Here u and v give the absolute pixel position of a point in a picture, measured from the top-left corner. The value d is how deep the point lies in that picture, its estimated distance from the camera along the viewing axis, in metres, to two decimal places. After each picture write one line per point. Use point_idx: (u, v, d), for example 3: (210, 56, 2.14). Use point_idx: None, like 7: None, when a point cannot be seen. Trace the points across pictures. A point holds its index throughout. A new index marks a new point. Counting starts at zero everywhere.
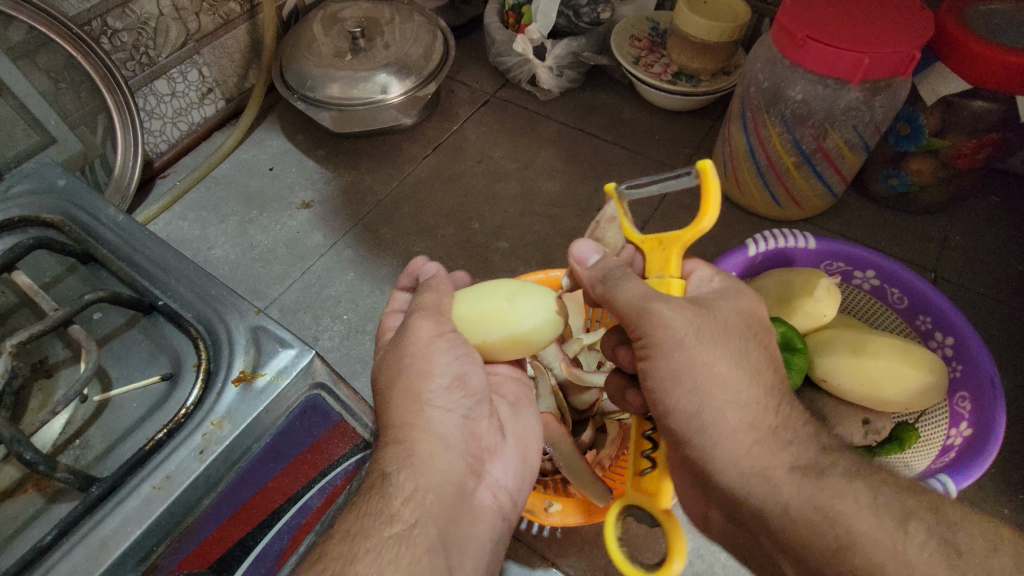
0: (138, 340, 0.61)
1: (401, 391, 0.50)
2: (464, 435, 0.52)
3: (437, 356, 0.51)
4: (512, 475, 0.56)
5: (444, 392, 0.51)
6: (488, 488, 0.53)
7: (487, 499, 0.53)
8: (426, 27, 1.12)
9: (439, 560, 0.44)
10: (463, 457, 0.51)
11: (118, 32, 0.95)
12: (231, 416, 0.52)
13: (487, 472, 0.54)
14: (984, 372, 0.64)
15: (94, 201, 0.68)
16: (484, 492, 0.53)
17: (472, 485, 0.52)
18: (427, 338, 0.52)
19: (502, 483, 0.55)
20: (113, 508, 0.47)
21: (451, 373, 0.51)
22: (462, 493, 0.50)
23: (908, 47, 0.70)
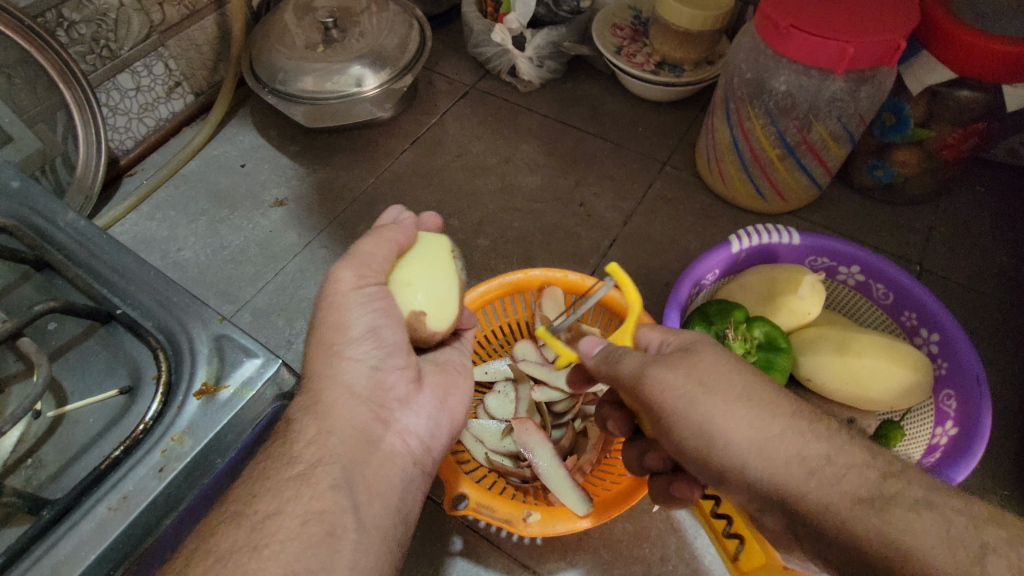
0: (96, 351, 0.58)
1: (325, 351, 0.52)
2: (372, 385, 0.51)
3: (350, 292, 0.52)
4: (427, 423, 0.55)
5: (356, 341, 0.51)
6: (400, 436, 0.52)
7: (394, 444, 0.51)
8: (402, 17, 1.09)
9: (344, 497, 0.46)
10: (367, 404, 0.51)
11: (75, 24, 0.90)
12: (193, 431, 0.49)
13: (396, 418, 0.52)
14: (970, 369, 0.63)
15: (47, 205, 0.64)
16: (394, 440, 0.52)
17: (381, 431, 0.51)
18: (345, 290, 0.52)
19: (416, 431, 0.54)
20: (66, 531, 0.44)
21: (365, 324, 0.52)
22: (359, 437, 0.49)
23: (894, 36, 0.68)
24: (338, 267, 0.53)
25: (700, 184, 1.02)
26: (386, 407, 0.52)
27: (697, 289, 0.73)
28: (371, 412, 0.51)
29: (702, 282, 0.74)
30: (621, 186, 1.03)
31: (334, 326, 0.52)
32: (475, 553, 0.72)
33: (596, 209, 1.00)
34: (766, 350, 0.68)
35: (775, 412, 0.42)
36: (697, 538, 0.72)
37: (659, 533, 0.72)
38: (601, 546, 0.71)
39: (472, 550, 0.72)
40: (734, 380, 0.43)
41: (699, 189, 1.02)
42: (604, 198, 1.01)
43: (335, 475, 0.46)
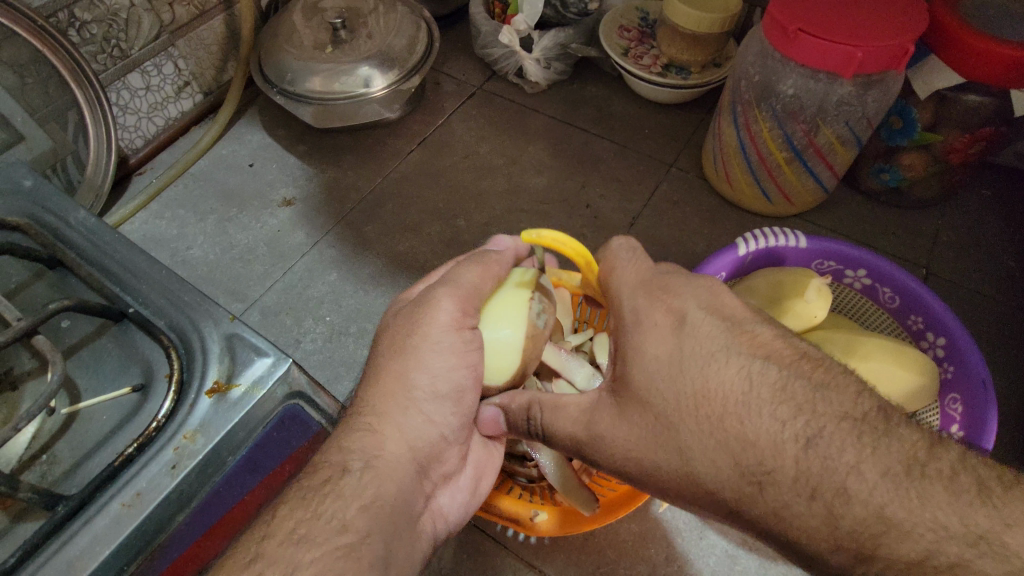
0: (109, 349, 0.58)
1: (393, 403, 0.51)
2: (432, 450, 0.52)
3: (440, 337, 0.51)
4: (458, 508, 0.57)
5: (434, 404, 0.51)
6: (433, 515, 0.53)
7: (428, 524, 0.52)
8: (410, 18, 1.09)
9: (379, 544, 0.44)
10: (420, 476, 0.51)
11: (86, 24, 0.91)
12: (205, 429, 0.49)
13: (435, 496, 0.54)
14: (975, 374, 0.63)
15: (61, 204, 0.65)
16: (428, 518, 0.53)
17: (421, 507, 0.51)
18: (444, 327, 0.51)
19: (445, 512, 0.55)
20: (81, 527, 0.45)
21: (449, 381, 0.52)
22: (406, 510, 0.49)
23: (902, 40, 0.68)
24: (439, 297, 0.52)
25: (706, 186, 1.03)
26: (433, 482, 0.53)
27: None
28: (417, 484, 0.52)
29: None
30: (628, 188, 1.03)
31: (406, 375, 0.51)
32: (481, 552, 0.72)
33: (602, 211, 1.01)
34: None
35: (716, 447, 0.41)
36: (701, 539, 0.72)
37: (664, 533, 0.73)
38: (606, 546, 0.72)
39: (478, 549, 0.72)
40: (669, 429, 0.42)
41: (706, 191, 1.02)
42: (611, 200, 1.02)
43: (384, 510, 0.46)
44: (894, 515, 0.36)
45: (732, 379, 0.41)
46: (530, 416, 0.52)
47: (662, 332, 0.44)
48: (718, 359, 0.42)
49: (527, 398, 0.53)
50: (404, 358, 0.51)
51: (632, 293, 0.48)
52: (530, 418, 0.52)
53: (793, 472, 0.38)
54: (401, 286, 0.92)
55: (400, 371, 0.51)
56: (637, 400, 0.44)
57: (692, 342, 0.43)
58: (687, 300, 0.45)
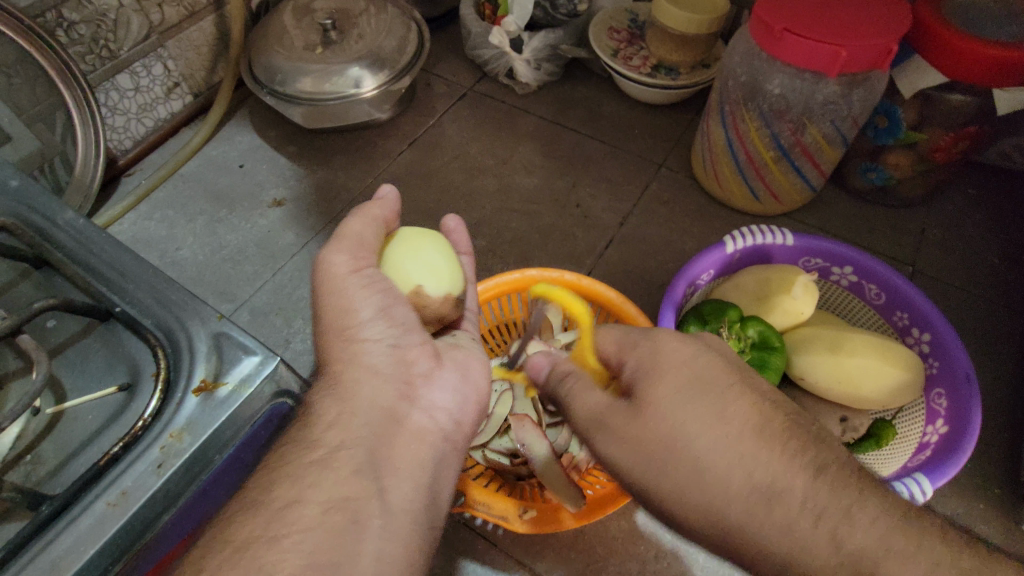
0: (94, 348, 0.58)
1: (338, 336, 0.52)
2: (393, 360, 0.51)
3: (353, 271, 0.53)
4: (455, 397, 0.53)
5: (370, 322, 0.51)
6: (425, 412, 0.51)
7: (418, 420, 0.50)
8: (400, 19, 1.09)
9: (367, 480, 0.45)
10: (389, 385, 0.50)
11: (74, 24, 0.91)
12: (191, 427, 0.48)
13: (421, 396, 0.51)
14: (960, 369, 0.64)
15: (49, 204, 0.63)
16: (420, 416, 0.50)
17: (406, 409, 0.50)
18: (344, 274, 0.52)
19: (441, 406, 0.52)
20: (64, 528, 0.44)
21: (375, 305, 0.52)
22: (385, 414, 0.49)
23: (884, 40, 0.69)
24: (333, 249, 0.53)
25: (695, 185, 1.03)
26: (410, 384, 0.51)
27: (691, 289, 0.74)
28: (395, 390, 0.50)
29: (696, 283, 0.74)
30: (618, 188, 1.03)
31: (340, 314, 0.52)
32: (470, 551, 0.72)
33: (592, 210, 1.01)
34: (760, 350, 0.69)
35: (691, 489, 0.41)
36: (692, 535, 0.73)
37: (654, 531, 0.73)
38: (596, 544, 0.72)
39: (467, 548, 0.72)
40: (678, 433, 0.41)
41: (695, 191, 1.02)
42: (601, 200, 1.02)
43: (359, 458, 0.45)
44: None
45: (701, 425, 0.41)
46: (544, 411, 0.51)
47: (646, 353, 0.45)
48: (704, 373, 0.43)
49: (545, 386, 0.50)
50: (332, 301, 0.52)
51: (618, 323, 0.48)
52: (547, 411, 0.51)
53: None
54: None
55: (339, 308, 0.52)
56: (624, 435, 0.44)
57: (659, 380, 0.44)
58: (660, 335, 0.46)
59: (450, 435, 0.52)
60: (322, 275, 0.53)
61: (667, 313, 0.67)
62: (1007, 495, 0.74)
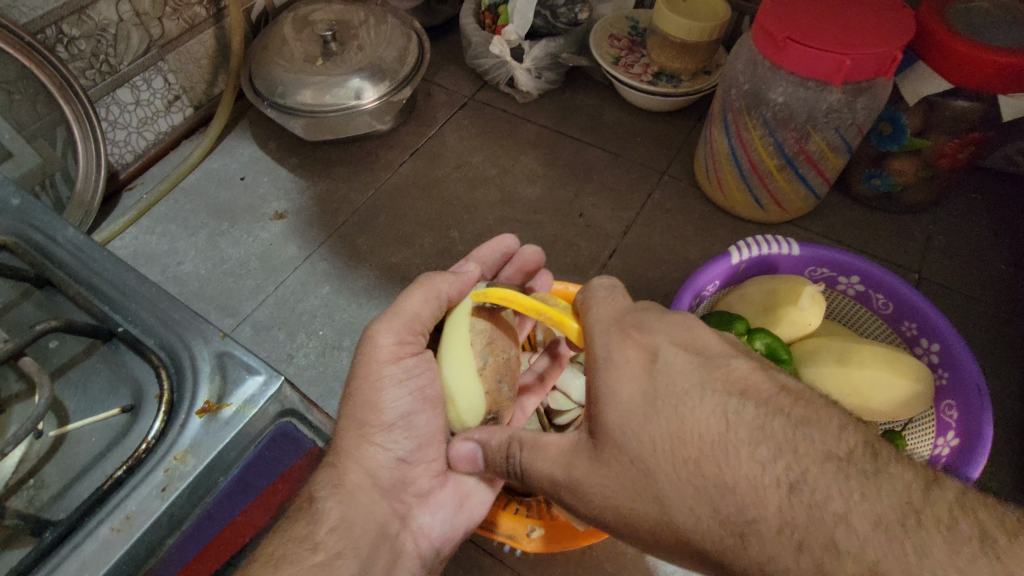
0: (98, 369, 0.57)
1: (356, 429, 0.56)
2: (396, 475, 0.56)
3: (387, 368, 0.56)
4: (443, 525, 0.59)
5: (390, 431, 0.55)
6: (413, 536, 0.56)
7: (407, 543, 0.56)
8: (400, 29, 1.09)
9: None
10: (389, 499, 0.55)
11: (74, 39, 0.91)
12: (195, 449, 0.47)
13: (414, 517, 0.57)
14: (970, 380, 0.63)
15: (49, 221, 0.62)
16: (408, 539, 0.56)
17: (398, 528, 0.55)
18: (384, 360, 0.56)
19: (430, 531, 0.58)
20: (68, 554, 0.43)
21: (401, 409, 0.56)
22: (379, 531, 0.53)
23: (889, 48, 0.69)
24: (383, 328, 0.58)
25: (698, 193, 1.03)
26: (405, 503, 0.56)
27: (698, 300, 0.73)
28: (391, 508, 0.55)
29: (702, 294, 0.74)
30: (621, 197, 1.03)
31: (369, 408, 0.55)
32: (477, 567, 0.72)
33: (595, 219, 1.01)
34: None
35: (699, 505, 0.38)
36: None
37: None
38: (605, 560, 0.72)
39: (475, 564, 0.72)
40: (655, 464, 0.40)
41: (698, 199, 1.02)
42: (604, 209, 1.02)
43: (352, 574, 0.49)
44: (896, 507, 0.35)
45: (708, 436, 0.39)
46: (509, 455, 0.50)
47: (633, 368, 0.43)
48: (692, 395, 0.41)
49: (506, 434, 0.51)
50: (362, 395, 0.56)
51: (605, 329, 0.47)
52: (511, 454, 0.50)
53: (773, 473, 0.37)
54: (394, 298, 0.92)
55: (371, 402, 0.56)
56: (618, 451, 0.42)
57: (667, 381, 0.42)
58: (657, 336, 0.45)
59: (432, 555, 0.58)
60: (368, 356, 0.57)
61: None
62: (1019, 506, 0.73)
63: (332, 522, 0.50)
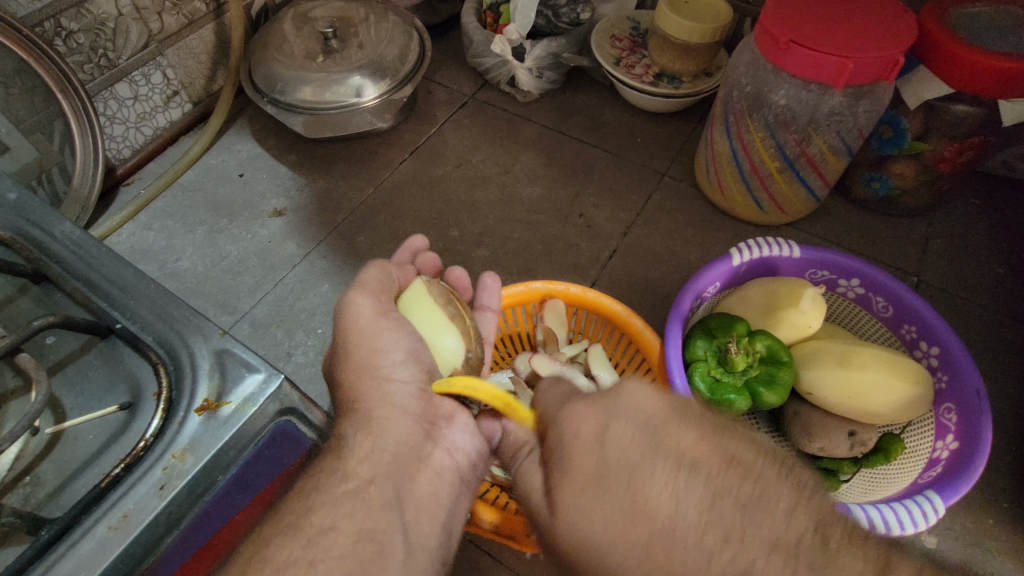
0: (94, 365, 0.56)
1: (359, 372, 0.54)
2: (418, 402, 0.54)
3: (370, 320, 0.55)
4: (473, 439, 0.56)
5: (397, 366, 0.54)
6: (447, 452, 0.54)
7: (443, 460, 0.54)
8: (401, 27, 1.09)
9: (394, 518, 0.46)
10: (417, 420, 0.53)
11: (73, 33, 0.90)
12: (194, 447, 0.47)
13: (442, 435, 0.55)
14: (970, 384, 0.64)
15: (49, 217, 0.61)
16: (442, 455, 0.54)
17: (428, 448, 0.53)
18: (368, 317, 0.55)
19: (463, 447, 0.55)
20: (66, 550, 0.42)
21: (402, 349, 0.55)
22: (411, 451, 0.52)
23: (891, 52, 0.69)
24: (353, 295, 0.57)
25: (699, 194, 1.03)
26: (433, 424, 0.54)
27: (698, 302, 0.73)
28: (423, 429, 0.53)
29: (703, 295, 0.74)
30: (621, 198, 1.03)
31: (370, 351, 0.54)
32: (475, 566, 0.72)
33: (595, 220, 1.00)
34: (769, 364, 0.69)
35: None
36: None
37: None
38: None
39: (473, 564, 0.72)
40: (598, 545, 0.38)
41: (698, 200, 1.02)
42: (604, 209, 1.02)
43: (387, 494, 0.47)
44: None
45: (662, 513, 0.37)
46: (518, 456, 0.49)
47: (585, 441, 0.42)
48: (646, 470, 0.39)
49: (524, 434, 0.49)
50: (356, 350, 0.54)
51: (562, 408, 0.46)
52: (519, 458, 0.49)
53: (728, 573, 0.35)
54: None
55: (366, 348, 0.54)
56: (565, 521, 0.40)
57: (614, 454, 0.40)
58: (612, 410, 0.43)
59: (467, 471, 0.56)
60: (347, 318, 0.56)
61: (675, 328, 0.67)
62: (1015, 508, 0.73)
63: (364, 452, 0.49)
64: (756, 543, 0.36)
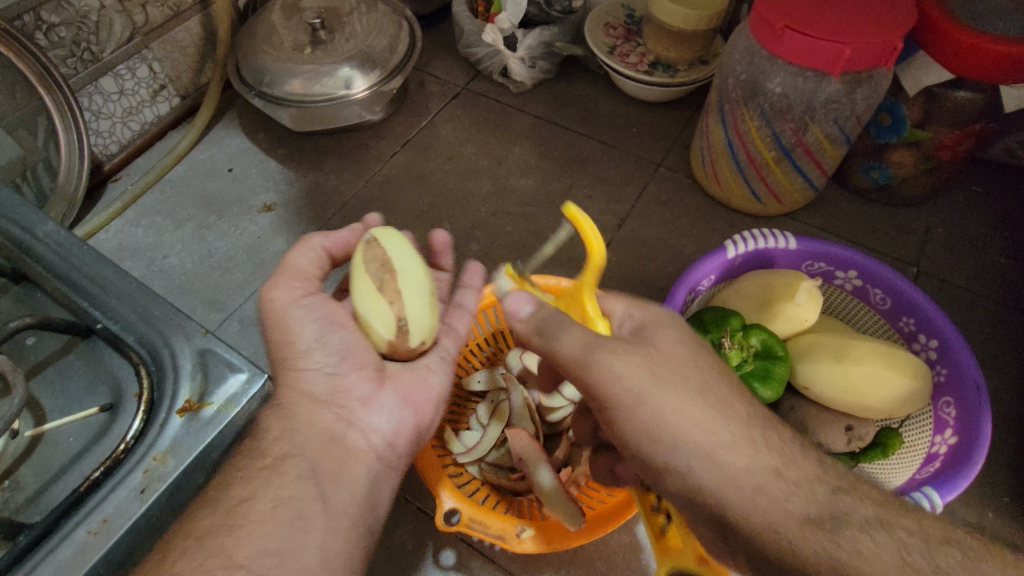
0: (76, 366, 0.55)
1: (281, 359, 0.54)
2: (331, 385, 0.52)
3: (286, 304, 0.54)
4: (391, 421, 0.54)
5: (309, 350, 0.53)
6: (362, 434, 0.52)
7: (357, 442, 0.52)
8: (391, 17, 1.07)
9: (310, 487, 0.47)
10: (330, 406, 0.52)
11: (54, 26, 0.88)
12: (176, 449, 0.45)
13: (359, 417, 0.53)
14: (969, 377, 0.62)
15: (29, 214, 0.59)
16: (357, 437, 0.52)
17: (342, 428, 0.52)
18: (285, 303, 0.54)
19: (378, 428, 0.53)
20: (43, 558, 0.41)
21: (314, 330, 0.53)
22: (324, 434, 0.50)
23: (890, 37, 0.67)
24: (272, 284, 0.56)
25: (694, 185, 1.01)
26: (346, 407, 0.52)
27: (692, 295, 0.72)
28: (332, 413, 0.51)
29: (697, 288, 0.72)
30: (616, 189, 1.01)
31: (283, 339, 0.53)
32: (466, 565, 0.71)
33: (589, 212, 0.99)
34: (763, 359, 0.67)
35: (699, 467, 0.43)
36: None
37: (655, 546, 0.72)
38: (597, 559, 0.71)
39: (464, 562, 0.71)
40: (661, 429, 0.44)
41: (694, 191, 1.00)
42: (599, 201, 1.00)
43: (301, 467, 0.48)
44: None
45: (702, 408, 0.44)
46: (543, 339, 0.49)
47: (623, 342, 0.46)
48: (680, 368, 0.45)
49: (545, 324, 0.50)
50: (279, 335, 0.54)
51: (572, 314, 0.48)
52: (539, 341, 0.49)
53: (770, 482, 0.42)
54: None
55: (284, 334, 0.53)
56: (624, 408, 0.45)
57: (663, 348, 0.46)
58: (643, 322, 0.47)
59: (391, 453, 0.54)
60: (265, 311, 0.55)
61: None
62: (1014, 502, 0.72)
63: (274, 433, 0.49)
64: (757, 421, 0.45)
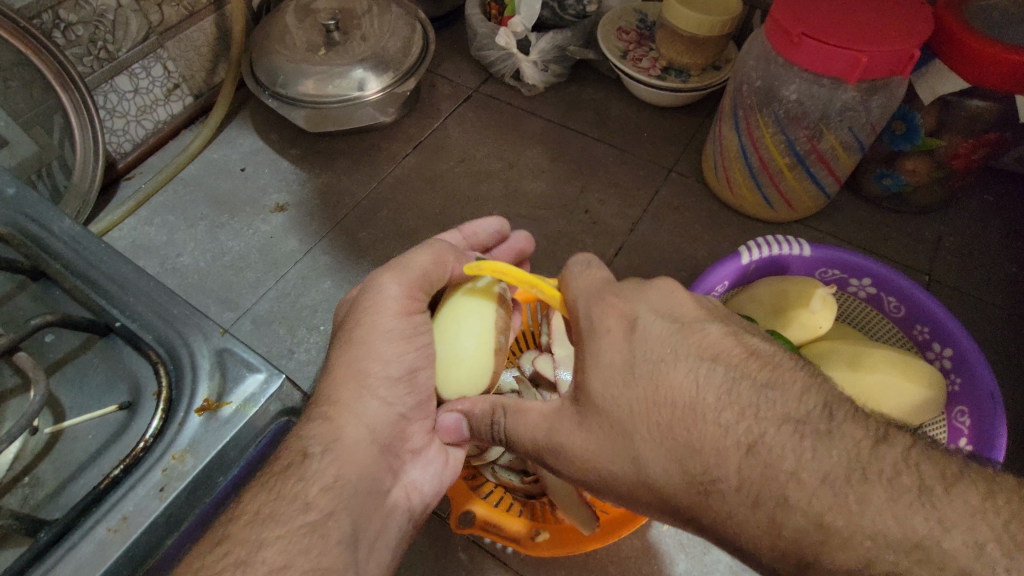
0: (94, 364, 0.55)
1: (349, 369, 0.53)
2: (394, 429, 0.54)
3: (393, 313, 0.55)
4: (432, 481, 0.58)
5: (392, 382, 0.53)
6: (405, 491, 0.55)
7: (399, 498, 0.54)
8: (404, 19, 1.07)
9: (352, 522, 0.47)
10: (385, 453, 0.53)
11: (72, 25, 0.89)
12: (194, 448, 0.45)
13: (405, 472, 0.56)
14: (983, 387, 0.62)
15: (46, 211, 0.59)
16: (400, 494, 0.55)
17: (389, 484, 0.54)
18: (392, 312, 0.54)
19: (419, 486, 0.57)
20: (64, 554, 0.41)
21: (406, 362, 0.54)
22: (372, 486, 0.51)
23: (907, 45, 0.67)
24: (389, 277, 0.56)
25: (706, 191, 1.01)
26: (399, 458, 0.55)
27: None
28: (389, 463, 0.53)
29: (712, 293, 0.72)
30: (627, 194, 1.02)
31: (369, 359, 0.53)
32: (478, 567, 0.71)
33: (601, 216, 0.99)
34: None
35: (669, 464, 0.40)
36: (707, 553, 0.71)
37: (667, 550, 0.72)
38: (609, 562, 0.71)
39: (475, 564, 0.72)
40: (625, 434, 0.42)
41: (706, 196, 1.01)
42: (610, 205, 1.00)
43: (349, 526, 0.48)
44: None
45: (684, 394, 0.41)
46: (494, 421, 0.52)
47: (614, 337, 0.44)
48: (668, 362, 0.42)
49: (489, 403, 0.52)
50: (362, 347, 0.53)
51: (587, 300, 0.47)
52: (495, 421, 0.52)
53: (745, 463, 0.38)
54: None
55: (373, 351, 0.53)
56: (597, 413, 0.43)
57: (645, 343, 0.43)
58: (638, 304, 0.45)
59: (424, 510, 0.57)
60: (361, 310, 0.55)
61: None
62: None
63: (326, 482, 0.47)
64: (771, 415, 0.39)
